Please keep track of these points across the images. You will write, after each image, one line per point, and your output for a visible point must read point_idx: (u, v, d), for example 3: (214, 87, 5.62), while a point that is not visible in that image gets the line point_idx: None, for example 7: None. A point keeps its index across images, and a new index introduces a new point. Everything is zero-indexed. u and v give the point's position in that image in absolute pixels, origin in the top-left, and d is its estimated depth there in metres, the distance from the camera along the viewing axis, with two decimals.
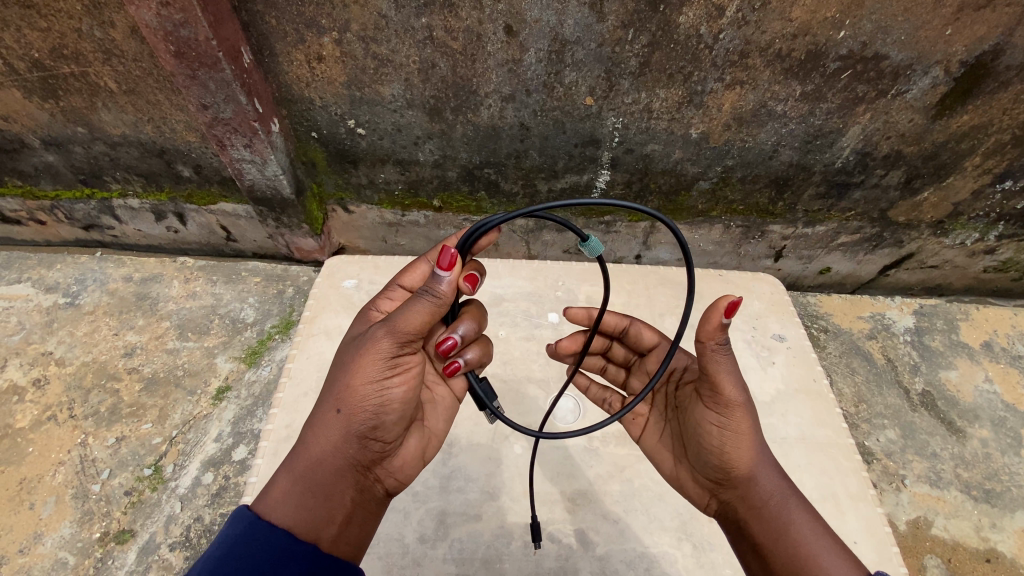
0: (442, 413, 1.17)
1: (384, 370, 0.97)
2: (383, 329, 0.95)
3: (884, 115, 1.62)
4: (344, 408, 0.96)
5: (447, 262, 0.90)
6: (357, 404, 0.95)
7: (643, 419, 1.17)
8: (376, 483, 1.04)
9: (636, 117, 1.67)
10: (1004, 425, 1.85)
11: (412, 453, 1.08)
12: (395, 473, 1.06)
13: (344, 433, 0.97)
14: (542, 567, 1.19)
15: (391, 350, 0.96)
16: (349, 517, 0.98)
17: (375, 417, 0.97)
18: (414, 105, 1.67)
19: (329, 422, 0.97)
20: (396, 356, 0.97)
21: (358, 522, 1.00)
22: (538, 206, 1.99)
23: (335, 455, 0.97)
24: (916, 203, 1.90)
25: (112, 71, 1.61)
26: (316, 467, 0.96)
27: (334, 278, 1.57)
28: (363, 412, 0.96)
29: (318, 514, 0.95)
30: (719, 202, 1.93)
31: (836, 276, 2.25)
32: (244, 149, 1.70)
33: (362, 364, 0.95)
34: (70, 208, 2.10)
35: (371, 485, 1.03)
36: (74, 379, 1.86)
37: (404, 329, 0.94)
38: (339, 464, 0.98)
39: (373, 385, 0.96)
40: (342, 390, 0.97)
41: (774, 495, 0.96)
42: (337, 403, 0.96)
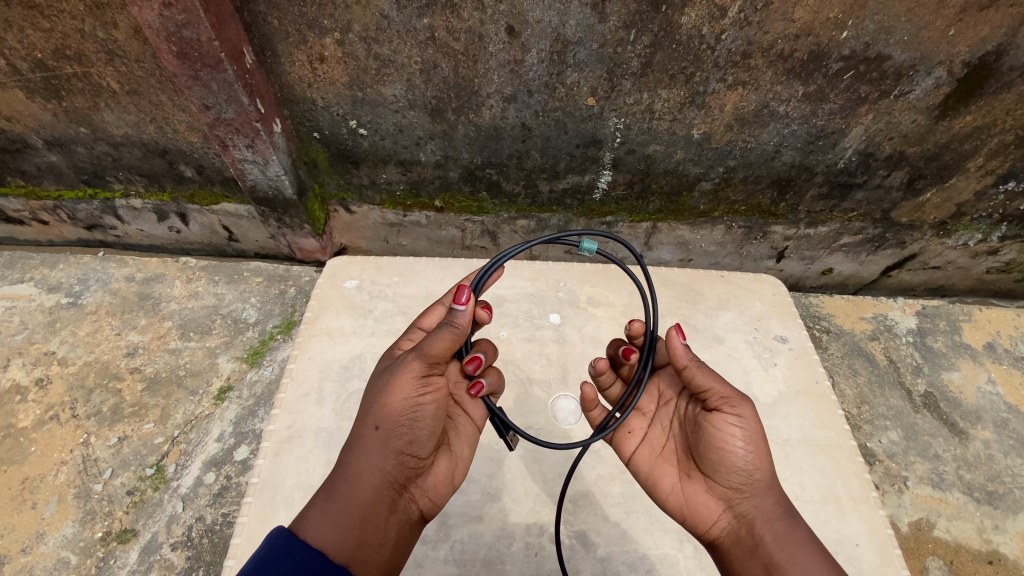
0: (468, 438, 1.14)
1: (416, 394, 0.97)
2: (414, 354, 0.98)
3: (886, 115, 1.62)
4: (382, 425, 0.96)
5: (467, 296, 0.98)
6: (394, 420, 0.96)
7: (640, 433, 1.18)
8: (409, 504, 1.02)
9: (638, 117, 1.66)
10: (1006, 426, 1.84)
11: (443, 475, 1.07)
12: (427, 495, 1.04)
13: (382, 450, 0.96)
14: (543, 568, 1.19)
15: (421, 375, 0.98)
16: (382, 538, 0.96)
17: (411, 434, 0.98)
18: (416, 105, 1.68)
19: (367, 440, 0.97)
20: (425, 380, 0.98)
21: (392, 545, 0.97)
22: (539, 207, 1.99)
23: (372, 472, 0.96)
24: (918, 203, 1.89)
25: (115, 71, 1.61)
26: (353, 485, 0.96)
27: (336, 278, 1.57)
28: (400, 429, 0.97)
29: (351, 534, 0.93)
30: (721, 203, 1.93)
31: (839, 276, 2.25)
32: (246, 150, 1.71)
33: (397, 383, 0.96)
34: (73, 209, 2.10)
35: (404, 507, 1.01)
36: (77, 378, 1.86)
37: (432, 354, 0.97)
38: (376, 482, 0.97)
39: (408, 406, 0.96)
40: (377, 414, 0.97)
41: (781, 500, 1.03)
42: (375, 421, 0.97)
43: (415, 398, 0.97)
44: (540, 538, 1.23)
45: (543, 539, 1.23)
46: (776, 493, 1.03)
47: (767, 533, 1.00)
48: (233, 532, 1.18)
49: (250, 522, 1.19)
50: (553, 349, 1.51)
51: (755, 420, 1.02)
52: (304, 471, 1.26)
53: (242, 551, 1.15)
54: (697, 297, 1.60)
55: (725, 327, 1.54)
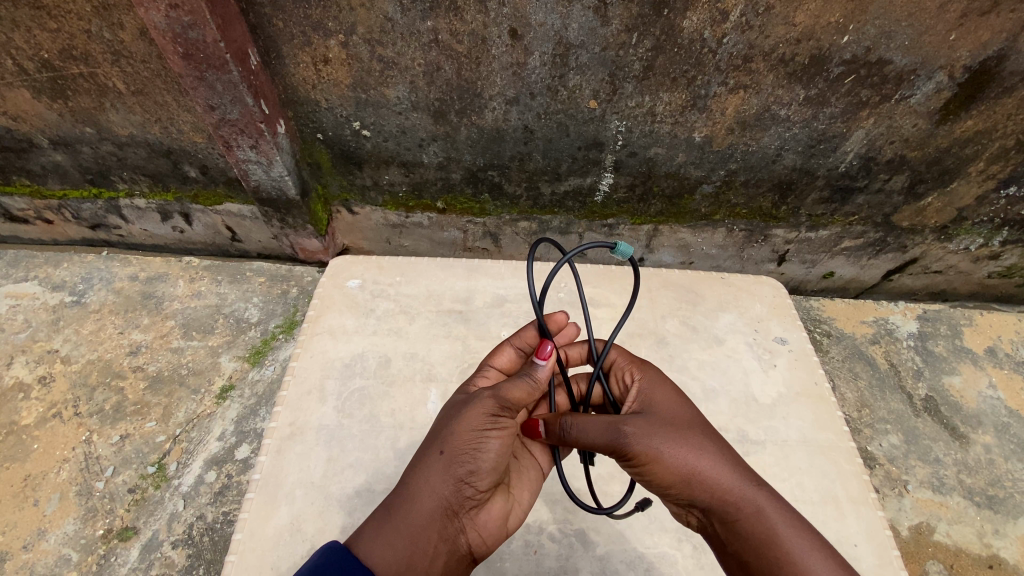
0: (528, 483, 1.08)
1: (482, 423, 0.93)
2: (489, 391, 0.95)
3: (887, 120, 1.63)
4: (447, 451, 0.93)
5: (549, 351, 0.96)
6: (459, 450, 0.92)
7: None
8: (462, 536, 0.95)
9: (639, 120, 1.67)
10: (1007, 431, 1.84)
11: (501, 512, 1.00)
12: (481, 532, 0.97)
13: (443, 476, 0.93)
14: (542, 566, 1.17)
15: (490, 410, 0.93)
16: (430, 566, 0.91)
17: (474, 464, 0.93)
18: (419, 107, 1.69)
19: (429, 464, 0.93)
20: (495, 417, 0.94)
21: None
22: (541, 208, 2.00)
23: (429, 494, 0.92)
24: (919, 207, 1.90)
25: (121, 72, 1.63)
26: (411, 506, 0.92)
27: (338, 277, 1.58)
28: (464, 459, 0.93)
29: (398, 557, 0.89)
30: (722, 206, 1.94)
31: (840, 280, 2.25)
32: (250, 150, 1.72)
33: (466, 415, 0.93)
34: (78, 208, 2.12)
35: (456, 539, 0.94)
36: (80, 376, 1.87)
37: (505, 397, 0.93)
38: (431, 507, 0.92)
39: (478, 442, 0.93)
40: (444, 435, 0.94)
41: (718, 498, 0.90)
42: (441, 446, 0.94)
43: (482, 432, 0.93)
44: (540, 535, 1.21)
45: (542, 537, 1.21)
46: (713, 494, 0.90)
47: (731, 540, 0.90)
48: (234, 527, 1.19)
49: (251, 517, 1.20)
50: None
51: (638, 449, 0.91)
52: (304, 468, 1.27)
53: (243, 546, 1.16)
54: (698, 299, 1.60)
55: (726, 328, 1.55)
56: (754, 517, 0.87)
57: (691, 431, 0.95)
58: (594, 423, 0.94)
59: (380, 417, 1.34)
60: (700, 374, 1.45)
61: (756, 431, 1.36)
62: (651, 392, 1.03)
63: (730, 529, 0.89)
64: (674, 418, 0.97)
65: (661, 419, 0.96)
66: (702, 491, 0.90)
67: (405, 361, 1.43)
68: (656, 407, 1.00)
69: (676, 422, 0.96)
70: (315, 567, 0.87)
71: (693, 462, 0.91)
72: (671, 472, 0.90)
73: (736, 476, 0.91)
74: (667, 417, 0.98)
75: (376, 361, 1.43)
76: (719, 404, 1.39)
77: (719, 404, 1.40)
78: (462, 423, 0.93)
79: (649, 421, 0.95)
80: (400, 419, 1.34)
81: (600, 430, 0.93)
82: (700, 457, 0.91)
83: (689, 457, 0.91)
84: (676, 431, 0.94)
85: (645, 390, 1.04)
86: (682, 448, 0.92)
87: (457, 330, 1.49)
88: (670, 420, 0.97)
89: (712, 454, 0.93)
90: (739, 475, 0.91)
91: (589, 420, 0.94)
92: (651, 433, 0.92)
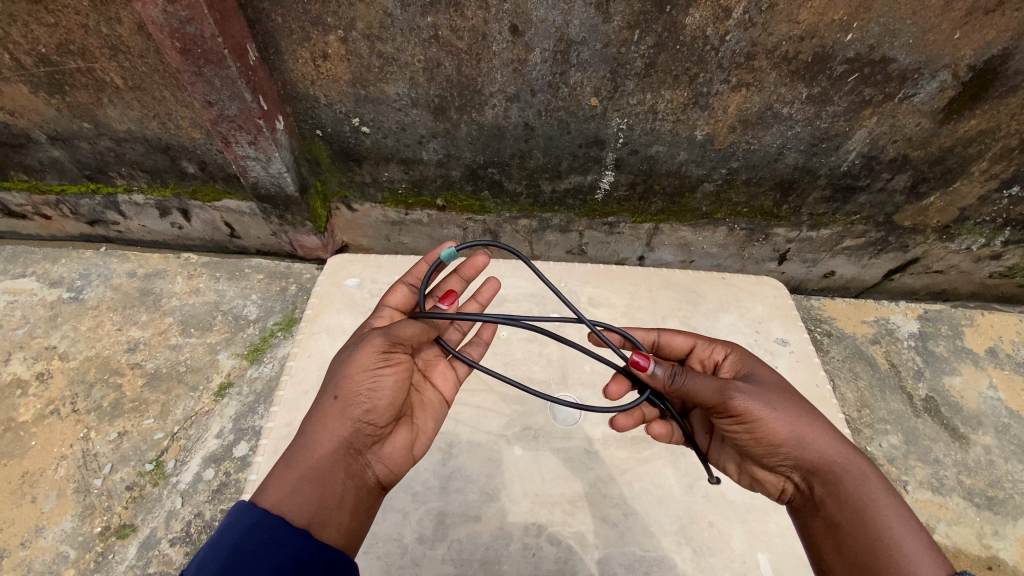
0: (432, 412, 1.09)
1: (371, 355, 0.96)
2: (379, 332, 0.99)
3: (890, 119, 1.62)
4: (341, 396, 0.93)
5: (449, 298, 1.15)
6: (352, 390, 0.93)
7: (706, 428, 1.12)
8: (367, 470, 0.95)
9: (640, 118, 1.66)
10: (1007, 432, 1.84)
11: (403, 441, 1.00)
12: (387, 463, 0.97)
13: (342, 419, 0.92)
14: (542, 570, 1.11)
15: (379, 341, 0.98)
16: (340, 502, 0.90)
17: (372, 398, 0.94)
18: (418, 104, 1.67)
19: (322, 411, 0.93)
20: (382, 345, 0.98)
21: (352, 511, 0.91)
22: (541, 206, 1.99)
23: (328, 438, 0.91)
24: (921, 207, 1.89)
25: (118, 67, 1.61)
26: (312, 454, 0.90)
27: (337, 276, 1.57)
28: (356, 399, 0.93)
29: (308, 502, 0.86)
30: (723, 204, 1.92)
31: (841, 279, 2.24)
32: (249, 147, 1.71)
33: (358, 355, 0.96)
34: (75, 203, 2.11)
35: (362, 473, 0.94)
36: (78, 373, 1.87)
37: (400, 333, 1.00)
38: (332, 448, 0.91)
39: (368, 376, 0.95)
40: (337, 376, 0.95)
41: (825, 456, 0.92)
42: (334, 391, 0.94)
43: (372, 370, 0.95)
44: (539, 537, 1.15)
45: (540, 540, 1.15)
46: (820, 455, 0.92)
47: (826, 503, 0.92)
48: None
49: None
50: (553, 350, 1.44)
51: (754, 404, 0.93)
52: None
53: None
54: (698, 300, 1.59)
55: (727, 329, 1.53)
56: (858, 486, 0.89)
57: (799, 400, 0.98)
58: (703, 379, 0.98)
59: None
60: None
61: None
62: (750, 363, 1.07)
63: (830, 494, 0.92)
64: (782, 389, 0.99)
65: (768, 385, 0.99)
66: (805, 455, 0.93)
67: None
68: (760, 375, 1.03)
69: (785, 392, 0.99)
70: (250, 526, 0.81)
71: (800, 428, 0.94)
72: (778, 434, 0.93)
73: (840, 444, 0.94)
74: (772, 384, 1.00)
75: None
76: None
77: None
78: (351, 369, 0.94)
79: (757, 385, 0.98)
80: None
81: (709, 385, 0.97)
82: (807, 424, 0.94)
83: (796, 423, 0.94)
84: (786, 398, 0.97)
85: (744, 357, 1.09)
86: (790, 405, 0.95)
87: None
88: (778, 387, 1.00)
89: (820, 423, 0.96)
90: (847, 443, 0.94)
91: (698, 374, 0.98)
92: (759, 394, 0.96)
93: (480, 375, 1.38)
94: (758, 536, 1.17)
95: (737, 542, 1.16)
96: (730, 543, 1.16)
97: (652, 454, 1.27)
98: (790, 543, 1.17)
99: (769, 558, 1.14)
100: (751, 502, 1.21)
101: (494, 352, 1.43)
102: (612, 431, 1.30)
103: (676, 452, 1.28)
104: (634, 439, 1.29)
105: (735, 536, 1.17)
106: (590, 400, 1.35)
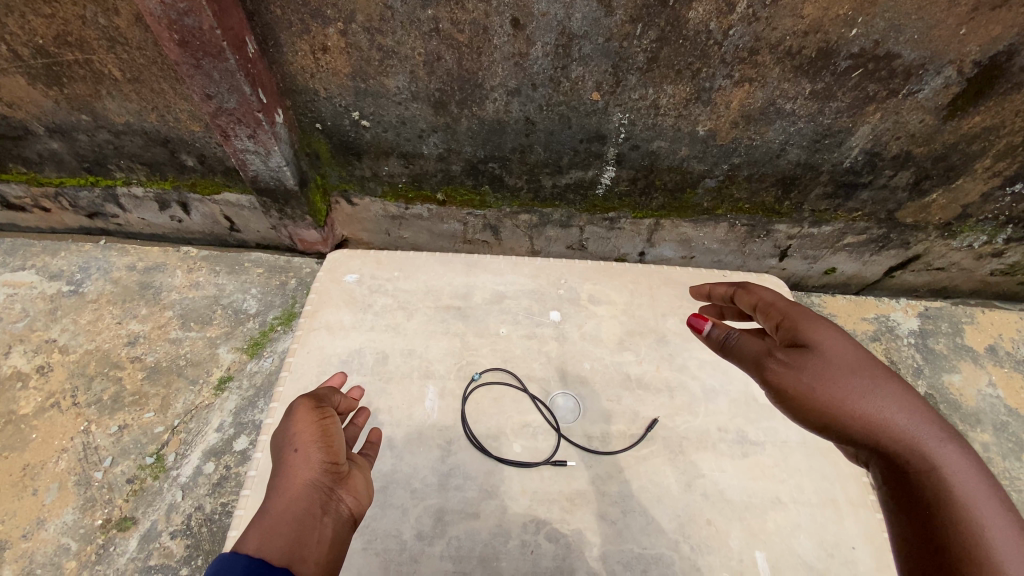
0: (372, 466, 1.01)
1: (308, 410, 0.94)
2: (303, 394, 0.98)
3: (894, 115, 1.60)
4: (298, 444, 0.88)
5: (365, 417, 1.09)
6: (306, 436, 0.89)
7: None
8: (340, 505, 0.87)
9: (642, 113, 1.65)
10: (1005, 430, 1.84)
11: (365, 479, 0.95)
12: (357, 496, 0.91)
13: (305, 461, 0.86)
14: (540, 567, 1.11)
15: (306, 400, 0.97)
16: (319, 537, 0.80)
17: (330, 441, 0.91)
18: (419, 98, 1.66)
19: (284, 460, 0.87)
20: (312, 403, 0.96)
21: (332, 548, 0.81)
22: (542, 201, 1.98)
23: (297, 476, 0.84)
24: (924, 203, 1.88)
25: (117, 59, 1.60)
26: (283, 497, 0.82)
27: (336, 273, 1.56)
28: (315, 441, 0.89)
29: (287, 539, 0.77)
30: (725, 200, 1.92)
31: (841, 276, 2.23)
32: (248, 140, 1.70)
33: (296, 413, 0.93)
34: (75, 195, 2.11)
35: (336, 508, 0.86)
36: (78, 366, 1.87)
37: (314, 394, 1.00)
38: (304, 485, 0.84)
39: (318, 426, 0.92)
40: (285, 433, 0.90)
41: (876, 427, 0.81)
42: (289, 445, 0.88)
43: (318, 420, 0.93)
44: (537, 535, 1.15)
45: (539, 537, 1.15)
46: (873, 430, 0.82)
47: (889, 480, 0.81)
48: (231, 526, 1.19)
49: (247, 516, 1.19)
50: (552, 348, 1.44)
51: (787, 377, 0.89)
52: None
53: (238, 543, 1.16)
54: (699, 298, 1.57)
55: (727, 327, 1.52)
56: (922, 472, 0.76)
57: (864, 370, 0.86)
58: (748, 348, 0.96)
59: (377, 415, 1.30)
60: (701, 373, 1.41)
61: (756, 432, 1.32)
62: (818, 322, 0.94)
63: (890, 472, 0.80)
64: (840, 356, 0.88)
65: (822, 352, 0.89)
66: (859, 429, 0.83)
67: (402, 358, 1.40)
68: (822, 335, 0.92)
69: (845, 358, 0.87)
70: (249, 566, 0.70)
71: (852, 400, 0.84)
72: (820, 404, 0.85)
73: (911, 424, 0.80)
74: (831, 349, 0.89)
75: (373, 357, 1.40)
76: (719, 404, 1.36)
77: (719, 404, 1.36)
78: (295, 423, 0.91)
79: (806, 354, 0.90)
80: (396, 417, 1.29)
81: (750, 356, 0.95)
82: (863, 398, 0.83)
83: (846, 395, 0.84)
84: (841, 371, 0.86)
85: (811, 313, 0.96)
86: (841, 377, 0.86)
87: (456, 327, 1.47)
88: (837, 354, 0.88)
89: (885, 399, 0.83)
90: (920, 420, 0.79)
91: (744, 342, 0.97)
92: (802, 367, 0.89)
93: (480, 372, 1.38)
94: (755, 534, 1.18)
95: (735, 540, 1.17)
96: (728, 541, 1.16)
97: (651, 453, 1.27)
98: (788, 541, 1.17)
99: (767, 556, 1.15)
100: (749, 501, 1.21)
101: (493, 349, 1.42)
102: (611, 429, 1.30)
103: (675, 450, 1.28)
104: (633, 437, 1.29)
105: (733, 534, 1.18)
106: (590, 398, 1.36)
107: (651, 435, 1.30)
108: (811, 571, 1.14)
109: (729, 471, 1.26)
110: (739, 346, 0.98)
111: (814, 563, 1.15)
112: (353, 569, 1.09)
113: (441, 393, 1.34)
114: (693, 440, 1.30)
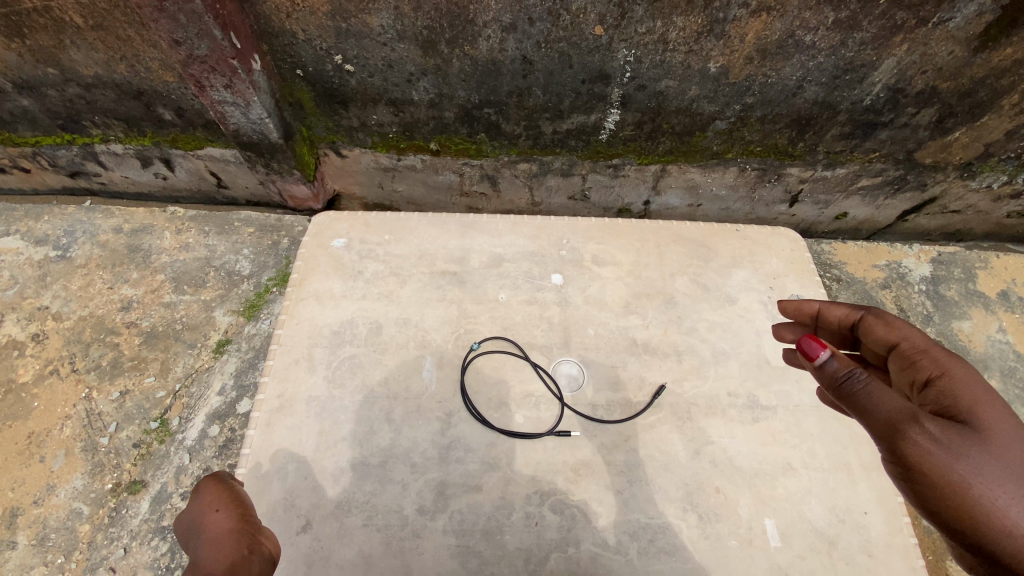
0: None
1: (217, 481, 0.97)
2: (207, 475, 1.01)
3: (922, 46, 1.47)
4: (218, 505, 0.92)
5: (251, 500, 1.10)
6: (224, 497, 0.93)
7: None
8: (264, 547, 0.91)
9: (650, 48, 1.51)
10: (1013, 375, 1.81)
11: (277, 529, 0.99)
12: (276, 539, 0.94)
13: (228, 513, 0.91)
14: (544, 539, 1.11)
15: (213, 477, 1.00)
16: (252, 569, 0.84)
17: (243, 499, 0.95)
18: (405, 37, 1.53)
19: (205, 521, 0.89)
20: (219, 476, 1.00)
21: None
22: (542, 149, 1.87)
23: (223, 526, 0.88)
24: (945, 142, 1.76)
25: (76, 3, 1.46)
26: (211, 549, 0.85)
27: (323, 237, 1.50)
28: (232, 500, 0.93)
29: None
30: (735, 143, 1.80)
31: (852, 221, 2.14)
32: (225, 90, 1.58)
33: (207, 484, 0.96)
34: (53, 155, 2.00)
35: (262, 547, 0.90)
36: (74, 333, 1.84)
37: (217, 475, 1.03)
38: (228, 533, 0.88)
39: (233, 493, 0.97)
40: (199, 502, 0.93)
41: None
42: (208, 507, 0.91)
43: (229, 485, 0.97)
44: (541, 507, 1.14)
45: (543, 508, 1.14)
46: None
47: None
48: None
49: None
50: (554, 313, 1.39)
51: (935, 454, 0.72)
52: (295, 442, 1.20)
53: None
54: (709, 255, 1.51)
55: (739, 286, 1.46)
56: None
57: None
58: (889, 398, 0.76)
59: (374, 387, 1.27)
60: (709, 336, 1.38)
61: (768, 396, 1.30)
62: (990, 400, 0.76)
63: None
64: (1007, 445, 0.72)
65: (981, 431, 0.74)
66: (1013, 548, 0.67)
67: (396, 328, 1.36)
68: (985, 412, 0.76)
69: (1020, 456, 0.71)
70: None
71: (997, 499, 0.69)
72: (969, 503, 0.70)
73: None
74: (991, 431, 0.74)
75: (366, 328, 1.35)
76: (729, 368, 1.33)
77: (729, 367, 1.33)
78: (211, 491, 0.95)
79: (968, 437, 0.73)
80: (394, 389, 1.27)
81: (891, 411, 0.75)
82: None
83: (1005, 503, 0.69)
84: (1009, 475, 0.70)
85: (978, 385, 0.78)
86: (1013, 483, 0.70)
87: (452, 293, 1.41)
88: (1001, 440, 0.73)
89: None
90: None
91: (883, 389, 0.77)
92: (959, 452, 0.72)
93: (479, 340, 1.34)
94: (765, 500, 1.17)
95: (744, 508, 1.16)
96: (737, 509, 1.16)
97: (658, 420, 1.25)
98: (798, 507, 1.16)
99: (777, 523, 1.14)
100: (758, 468, 1.20)
101: (493, 317, 1.38)
102: (616, 396, 1.28)
103: (682, 417, 1.26)
104: (640, 404, 1.27)
105: (743, 501, 1.17)
106: (594, 364, 1.32)
107: (659, 402, 1.28)
108: (820, 536, 1.14)
109: (739, 437, 1.24)
110: (870, 390, 0.77)
111: (825, 528, 1.15)
112: (357, 544, 1.09)
113: (439, 362, 1.31)
114: (702, 406, 1.27)
